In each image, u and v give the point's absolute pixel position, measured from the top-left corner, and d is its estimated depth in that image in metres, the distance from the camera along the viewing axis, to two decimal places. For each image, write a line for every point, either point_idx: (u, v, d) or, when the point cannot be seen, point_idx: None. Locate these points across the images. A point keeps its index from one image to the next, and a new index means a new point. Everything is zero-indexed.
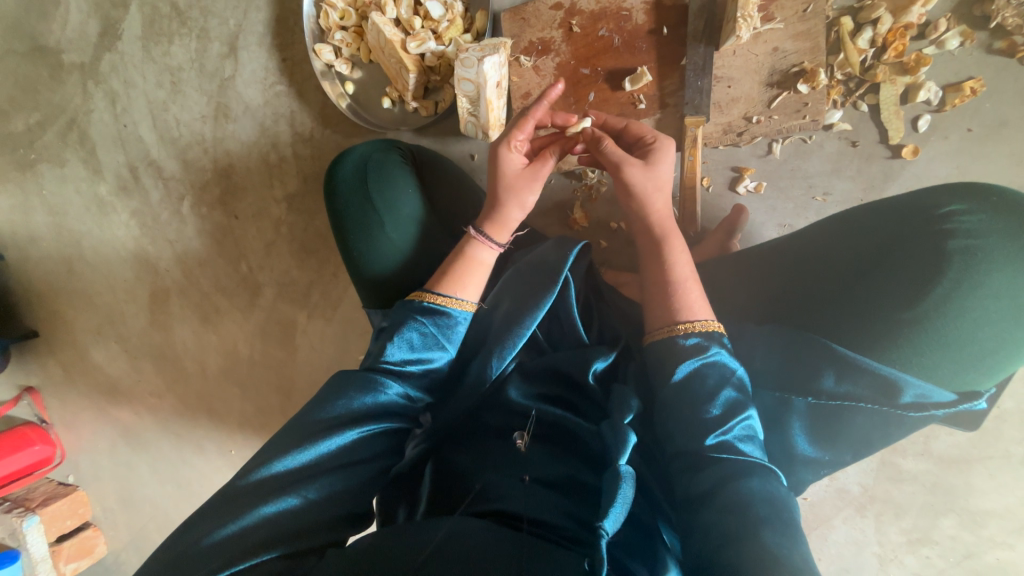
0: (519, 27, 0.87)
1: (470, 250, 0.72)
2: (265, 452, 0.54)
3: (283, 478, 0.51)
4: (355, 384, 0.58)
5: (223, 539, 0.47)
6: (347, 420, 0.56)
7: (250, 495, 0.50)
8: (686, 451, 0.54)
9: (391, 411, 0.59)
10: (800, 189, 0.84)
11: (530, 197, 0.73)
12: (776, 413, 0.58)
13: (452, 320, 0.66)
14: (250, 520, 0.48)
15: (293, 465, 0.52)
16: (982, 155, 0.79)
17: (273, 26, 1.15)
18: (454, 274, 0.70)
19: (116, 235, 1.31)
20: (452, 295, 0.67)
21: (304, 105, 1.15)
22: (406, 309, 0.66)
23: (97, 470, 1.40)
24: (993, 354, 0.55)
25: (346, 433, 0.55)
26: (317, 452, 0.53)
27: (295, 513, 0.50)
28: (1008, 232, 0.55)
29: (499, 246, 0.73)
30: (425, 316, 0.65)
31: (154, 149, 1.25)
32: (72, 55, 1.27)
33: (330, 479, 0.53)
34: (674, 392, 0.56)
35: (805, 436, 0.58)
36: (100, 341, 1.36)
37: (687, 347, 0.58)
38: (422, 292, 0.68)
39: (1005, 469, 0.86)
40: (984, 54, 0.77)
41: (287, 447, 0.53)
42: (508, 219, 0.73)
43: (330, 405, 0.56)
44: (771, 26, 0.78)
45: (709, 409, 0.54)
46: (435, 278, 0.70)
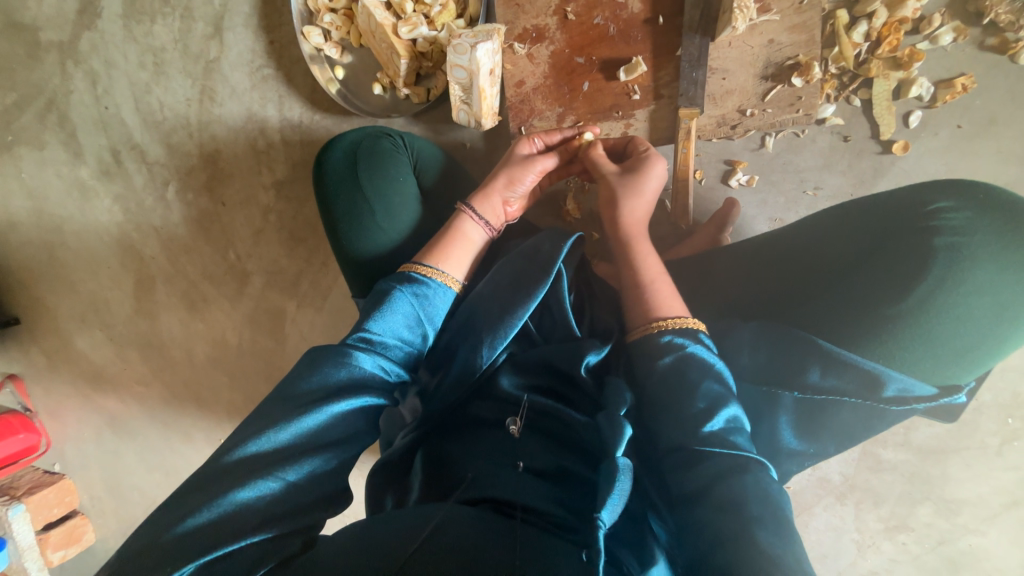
0: (513, 14, 0.85)
1: (458, 224, 0.74)
2: (241, 434, 0.53)
3: (260, 460, 0.51)
4: (330, 357, 0.57)
5: (199, 526, 0.47)
6: (328, 395, 0.55)
7: (223, 480, 0.49)
8: (676, 446, 0.54)
9: (369, 385, 0.58)
10: (792, 183, 0.84)
11: (518, 180, 0.77)
12: (764, 408, 0.59)
13: (429, 289, 0.67)
14: (225, 507, 0.48)
15: (268, 447, 0.52)
16: (970, 152, 0.80)
17: (261, 7, 1.11)
18: (440, 248, 0.72)
19: (100, 220, 1.28)
20: (433, 266, 0.69)
21: (292, 89, 1.12)
22: (384, 283, 0.66)
23: (84, 459, 1.39)
24: (972, 349, 0.57)
25: (324, 409, 0.54)
26: (294, 432, 0.53)
27: (274, 496, 0.50)
28: (993, 229, 0.55)
29: (484, 227, 0.76)
30: (403, 284, 0.66)
31: (137, 133, 1.22)
32: (49, 32, 1.22)
33: (309, 461, 0.52)
34: (660, 382, 0.57)
35: (792, 430, 0.58)
36: (84, 328, 1.33)
37: (663, 344, 0.59)
38: (406, 265, 0.69)
39: (981, 458, 0.88)
40: (975, 51, 0.77)
41: (263, 429, 0.53)
42: (492, 197, 0.77)
43: (305, 381, 0.56)
44: (767, 18, 0.77)
45: (695, 403, 0.55)
46: (421, 252, 0.72)
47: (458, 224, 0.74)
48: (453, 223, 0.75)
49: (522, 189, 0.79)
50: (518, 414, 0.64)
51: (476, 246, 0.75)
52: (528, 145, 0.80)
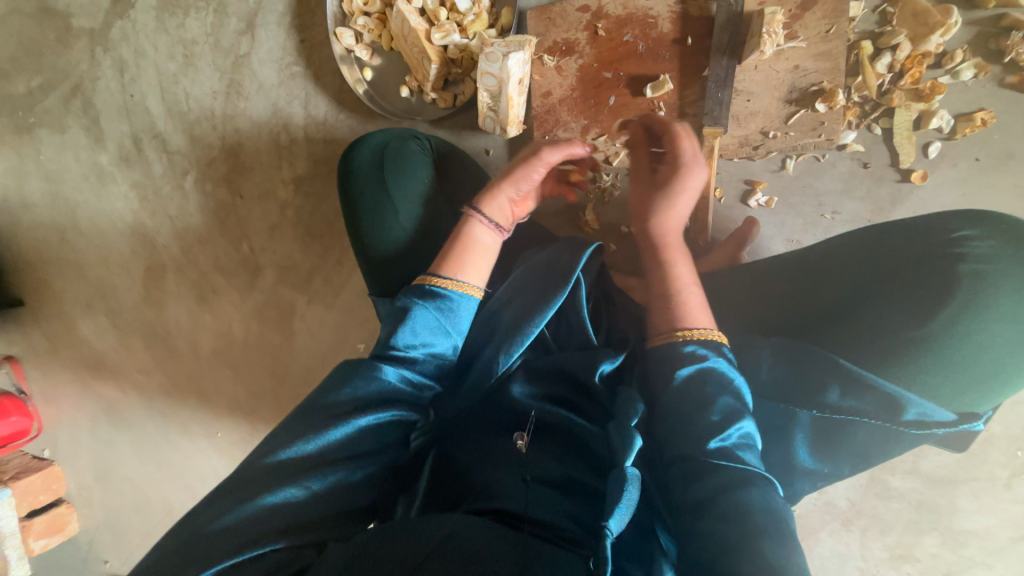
0: (544, 26, 0.88)
1: (468, 230, 0.73)
2: (271, 440, 0.53)
3: (288, 467, 0.51)
4: (361, 372, 0.58)
5: (226, 528, 0.46)
6: (356, 408, 0.55)
7: (253, 484, 0.49)
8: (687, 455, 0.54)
9: (397, 399, 0.58)
10: (810, 206, 0.85)
11: (521, 179, 0.76)
12: (782, 424, 0.59)
13: (457, 304, 0.66)
14: (252, 511, 0.48)
15: (298, 455, 0.51)
16: (988, 185, 0.80)
17: (293, 6, 1.13)
18: (454, 257, 0.70)
19: (115, 206, 1.28)
20: (454, 278, 0.68)
21: (319, 87, 1.14)
22: (406, 300, 0.65)
23: (76, 446, 1.37)
24: (991, 376, 0.57)
25: (354, 421, 0.54)
26: (323, 443, 0.52)
27: (298, 503, 0.49)
28: (1014, 258, 0.56)
29: (495, 228, 0.74)
30: (426, 302, 0.64)
31: (160, 122, 1.23)
32: (82, 20, 1.24)
33: (336, 472, 0.52)
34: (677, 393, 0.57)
35: (807, 448, 0.59)
36: (88, 313, 1.33)
37: (686, 353, 0.59)
38: (425, 279, 0.68)
39: (989, 491, 0.88)
40: (996, 87, 0.77)
41: (293, 438, 0.52)
42: (499, 197, 0.76)
43: (337, 392, 0.56)
44: (794, 44, 0.78)
45: (712, 414, 0.55)
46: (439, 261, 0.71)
47: (467, 229, 0.73)
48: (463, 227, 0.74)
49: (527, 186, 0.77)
50: (525, 428, 0.64)
51: (491, 251, 0.73)
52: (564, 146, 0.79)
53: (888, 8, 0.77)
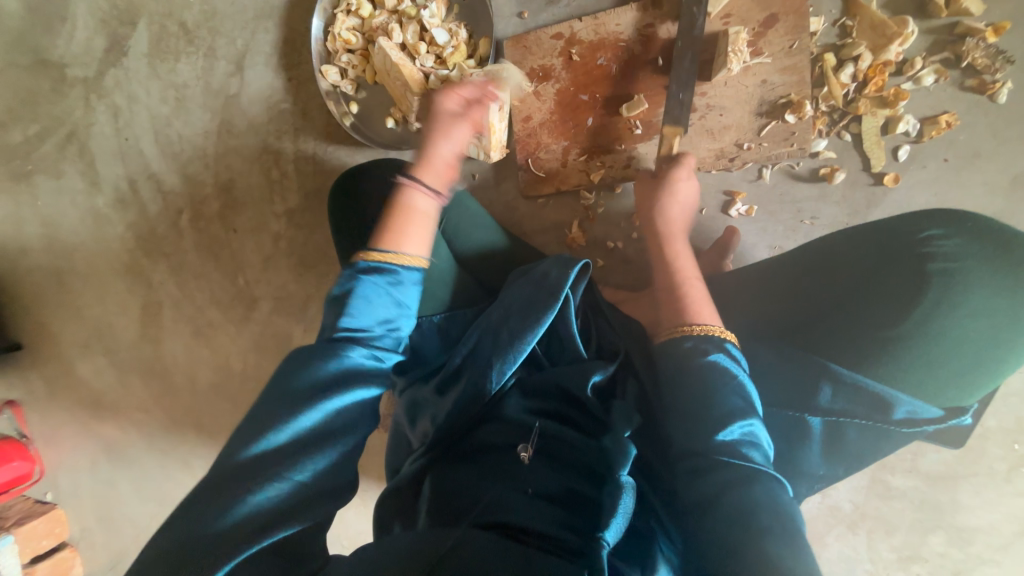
0: (521, 54, 0.92)
1: (405, 199, 0.66)
2: (241, 436, 0.50)
3: (265, 462, 0.48)
4: (318, 353, 0.54)
5: (215, 538, 0.44)
6: (327, 387, 0.53)
7: (234, 485, 0.47)
8: (688, 454, 0.55)
9: (366, 376, 0.56)
10: (789, 213, 0.86)
11: (433, 156, 0.70)
12: (790, 432, 0.60)
13: (406, 281, 0.62)
14: (238, 516, 0.46)
15: (274, 449, 0.49)
16: (960, 183, 0.81)
17: (280, 47, 1.17)
18: (396, 227, 0.64)
19: (111, 247, 1.30)
20: (392, 248, 0.62)
21: (307, 122, 1.17)
22: (354, 278, 0.59)
23: (77, 488, 1.36)
24: (974, 372, 0.58)
25: (330, 400, 0.52)
26: (298, 431, 0.50)
27: (285, 496, 0.48)
28: (981, 254, 0.58)
29: (432, 194, 0.67)
30: (375, 268, 0.60)
31: (154, 163, 1.26)
32: (76, 69, 1.28)
33: (317, 458, 0.50)
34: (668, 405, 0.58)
35: (816, 453, 0.59)
36: (86, 353, 1.34)
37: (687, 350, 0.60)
38: (370, 250, 0.62)
39: (990, 486, 0.88)
40: (956, 91, 0.79)
41: (261, 430, 0.49)
42: (434, 162, 0.70)
43: (302, 374, 0.53)
44: (760, 60, 0.80)
45: (711, 412, 0.55)
46: (377, 232, 0.64)
47: (402, 197, 0.67)
48: (400, 196, 0.67)
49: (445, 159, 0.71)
50: (528, 441, 0.64)
51: (429, 217, 0.67)
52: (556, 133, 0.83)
53: (846, 23, 0.79)
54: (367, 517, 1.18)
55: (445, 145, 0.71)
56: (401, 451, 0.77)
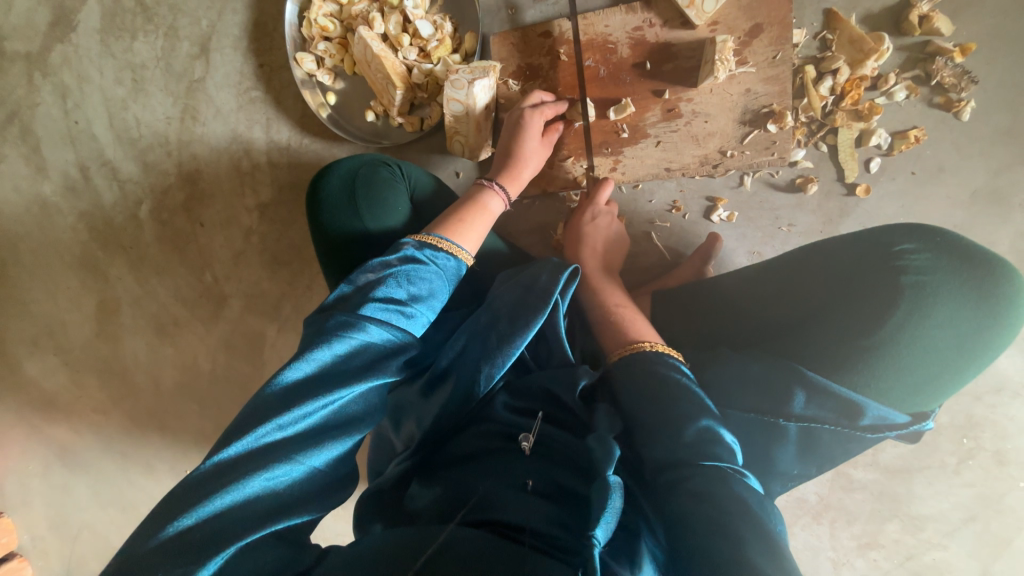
0: (508, 52, 0.90)
1: (484, 198, 0.79)
2: (247, 418, 0.51)
3: (272, 446, 0.49)
4: (335, 334, 0.56)
5: (219, 516, 0.46)
6: (342, 374, 0.54)
7: (239, 469, 0.48)
8: (670, 465, 0.53)
9: (382, 358, 0.58)
10: (767, 219, 0.89)
11: (520, 169, 0.83)
12: (769, 438, 0.60)
13: (455, 271, 0.71)
14: (244, 495, 0.47)
15: (282, 434, 0.50)
16: (925, 196, 0.85)
17: (250, 30, 1.10)
18: (464, 218, 0.76)
19: (61, 238, 1.21)
20: (450, 240, 0.72)
21: (281, 112, 1.11)
22: (419, 250, 0.68)
23: (27, 494, 1.27)
24: (937, 380, 0.62)
25: (341, 390, 0.53)
26: (311, 418, 0.52)
27: (291, 484, 0.49)
28: (949, 269, 0.62)
29: (505, 200, 0.81)
30: (425, 252, 0.68)
31: (109, 149, 1.17)
32: (16, 43, 1.16)
33: (326, 449, 0.52)
34: (642, 403, 0.59)
35: (790, 454, 0.61)
36: (34, 352, 1.24)
37: (631, 361, 0.64)
38: (424, 235, 0.71)
39: (941, 477, 0.94)
40: (925, 107, 0.83)
41: (269, 414, 0.50)
42: (520, 174, 0.83)
43: (314, 358, 0.54)
44: (745, 69, 0.81)
45: (683, 402, 0.58)
46: (438, 224, 0.75)
47: (480, 194, 0.79)
48: (471, 199, 0.79)
49: (525, 176, 0.84)
50: (530, 431, 0.64)
51: (494, 218, 0.79)
52: (549, 130, 0.85)
53: (828, 35, 0.82)
54: (345, 519, 1.16)
55: (527, 170, 0.84)
56: (385, 454, 0.74)
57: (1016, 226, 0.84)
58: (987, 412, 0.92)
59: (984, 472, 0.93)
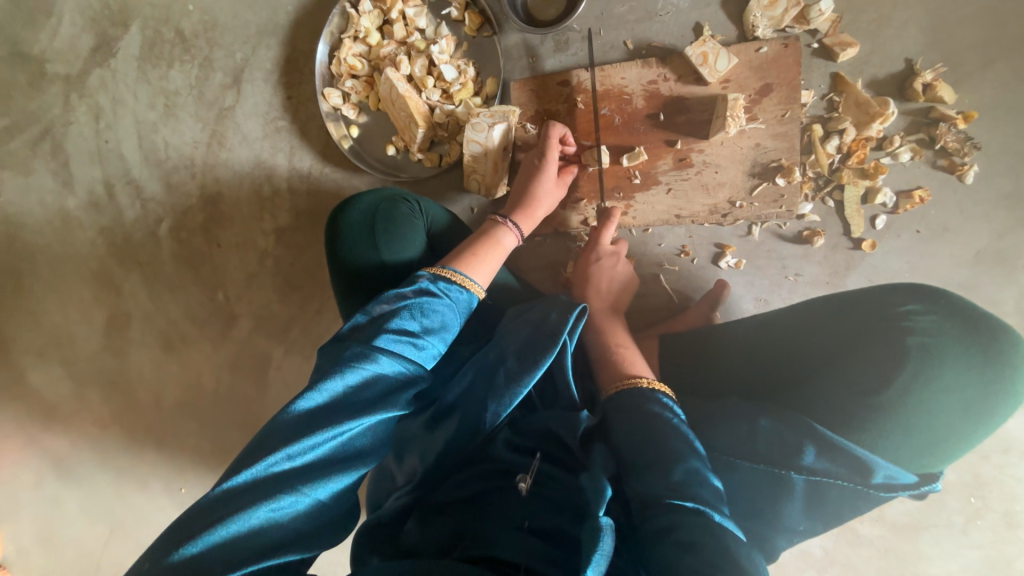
0: (527, 97, 0.94)
1: (498, 235, 0.81)
2: (258, 446, 0.52)
3: (279, 476, 0.50)
4: (349, 366, 0.57)
5: (222, 545, 0.46)
6: (352, 406, 0.55)
7: (245, 498, 0.48)
8: (651, 503, 0.55)
9: (392, 391, 0.59)
10: (775, 268, 0.90)
11: (534, 208, 0.86)
12: (777, 491, 0.60)
13: (466, 304, 0.72)
14: (249, 525, 0.47)
15: (289, 464, 0.51)
16: (929, 254, 0.87)
17: (282, 65, 1.15)
18: (476, 252, 0.78)
19: (81, 252, 1.24)
20: (463, 274, 0.74)
21: (304, 142, 1.15)
22: (433, 282, 0.70)
23: (18, 506, 1.26)
24: (945, 442, 0.62)
25: (350, 423, 0.54)
26: (318, 449, 0.52)
27: (294, 516, 0.50)
28: (953, 332, 0.63)
29: (518, 236, 0.83)
30: (440, 285, 0.70)
31: (136, 168, 1.21)
32: (57, 65, 1.22)
33: (331, 481, 0.52)
34: (635, 443, 0.61)
35: (799, 510, 0.60)
36: (41, 362, 1.25)
37: (627, 400, 0.66)
38: (439, 268, 0.73)
39: (948, 537, 0.93)
40: (929, 169, 0.85)
41: (279, 443, 0.51)
42: (532, 212, 0.85)
43: (328, 390, 0.55)
44: (755, 125, 0.84)
45: (672, 441, 0.59)
46: (453, 257, 0.77)
47: (494, 230, 0.81)
48: (486, 233, 0.81)
49: (539, 214, 0.87)
50: (528, 471, 0.65)
51: (506, 253, 0.81)
52: (564, 173, 0.89)
53: (834, 97, 0.85)
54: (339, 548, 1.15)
55: (540, 210, 0.86)
56: (384, 484, 0.73)
57: (1019, 287, 0.86)
58: (994, 471, 0.91)
59: (993, 533, 0.91)
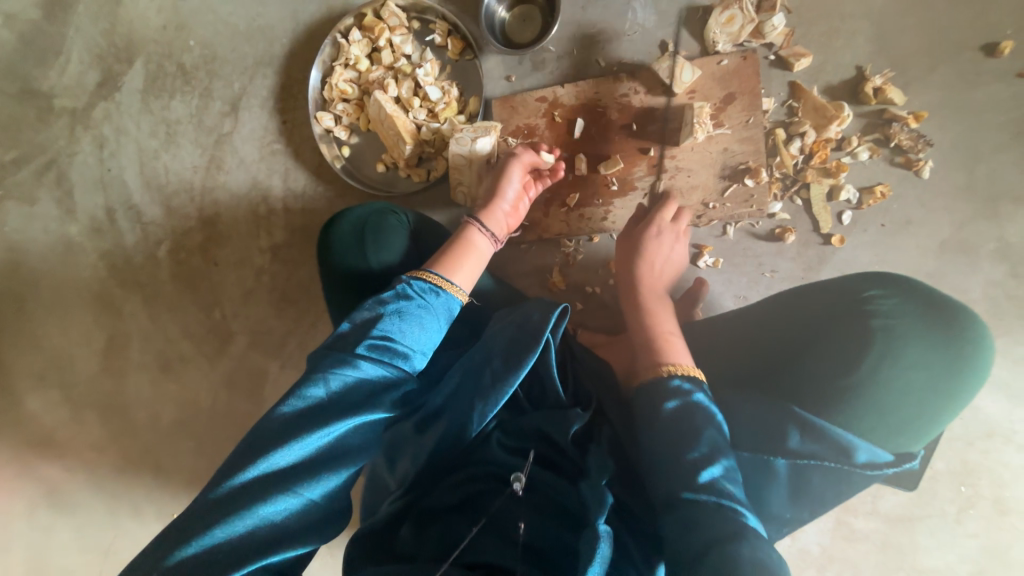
0: (508, 113, 1.00)
1: (472, 235, 0.82)
2: (247, 450, 0.53)
3: (269, 478, 0.51)
4: (334, 372, 0.59)
5: (217, 545, 0.48)
6: (336, 409, 0.57)
7: (235, 501, 0.50)
8: (670, 492, 0.56)
9: (376, 394, 0.61)
10: (751, 265, 0.94)
11: (506, 202, 0.87)
12: (765, 482, 0.62)
13: (446, 309, 0.73)
14: (241, 526, 0.49)
15: (278, 466, 0.52)
16: (896, 246, 0.91)
17: (277, 92, 1.22)
18: (452, 255, 0.79)
19: (81, 277, 1.27)
20: (442, 275, 0.75)
21: (298, 163, 1.20)
22: (413, 284, 0.71)
23: (8, 537, 1.25)
24: (918, 422, 0.64)
25: (335, 424, 0.56)
26: (305, 451, 0.54)
27: (285, 516, 0.51)
28: (915, 312, 0.66)
29: (491, 239, 0.84)
30: (418, 288, 0.71)
31: (137, 194, 1.26)
32: (65, 100, 1.28)
33: (320, 481, 0.54)
34: (667, 438, 0.60)
35: (785, 497, 0.62)
36: (39, 387, 1.26)
37: (674, 388, 0.64)
38: (418, 270, 0.74)
39: (944, 528, 0.93)
40: (888, 166, 0.90)
41: (267, 447, 0.53)
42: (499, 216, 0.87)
43: (313, 396, 0.57)
44: (722, 131, 0.90)
45: (695, 447, 0.58)
46: (434, 261, 0.78)
47: (467, 232, 0.82)
48: (462, 235, 0.82)
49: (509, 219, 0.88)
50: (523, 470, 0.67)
51: (482, 256, 0.82)
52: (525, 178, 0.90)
53: (794, 102, 0.91)
54: (335, 567, 1.13)
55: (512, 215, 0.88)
56: (378, 493, 0.72)
57: (983, 275, 0.89)
58: (981, 457, 0.92)
59: (986, 522, 0.92)
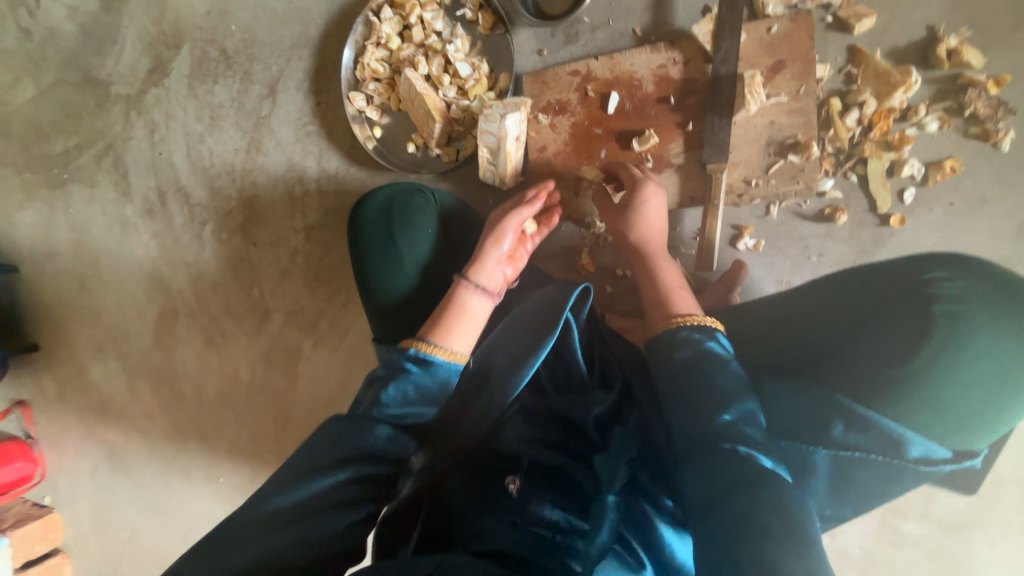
0: (539, 89, 0.96)
1: (464, 297, 0.73)
2: (267, 487, 0.55)
3: (280, 515, 0.52)
4: (348, 424, 0.60)
5: (227, 572, 0.48)
6: (345, 455, 0.57)
7: (250, 532, 0.51)
8: (691, 450, 0.55)
9: (385, 451, 0.60)
10: (796, 248, 0.88)
11: (501, 239, 0.77)
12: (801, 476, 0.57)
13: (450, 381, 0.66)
14: (251, 556, 0.49)
15: (290, 503, 0.53)
16: (965, 228, 0.83)
17: (312, 74, 1.24)
18: (444, 320, 0.71)
19: (135, 255, 1.35)
20: (434, 343, 0.67)
21: (332, 144, 1.22)
22: (407, 360, 0.65)
23: (76, 493, 1.37)
24: (983, 418, 0.59)
25: (344, 469, 0.56)
26: (315, 490, 0.54)
27: (289, 553, 0.50)
28: (984, 295, 0.60)
29: (484, 295, 0.74)
30: (416, 362, 0.65)
31: (184, 176, 1.32)
32: (119, 87, 1.36)
33: (326, 522, 0.53)
34: (677, 395, 0.59)
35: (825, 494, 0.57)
36: (100, 357, 1.37)
37: (685, 339, 0.63)
38: (410, 340, 0.67)
39: (1006, 538, 0.85)
40: (960, 138, 0.81)
41: (285, 484, 0.55)
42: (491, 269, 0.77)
43: (328, 439, 0.58)
44: (776, 99, 0.83)
45: (718, 408, 0.56)
46: (427, 328, 0.70)
47: (457, 294, 0.74)
48: (453, 297, 0.74)
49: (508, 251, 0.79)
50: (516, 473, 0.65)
51: (479, 318, 0.73)
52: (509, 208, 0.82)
53: (852, 69, 0.83)
54: None
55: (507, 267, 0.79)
56: None
57: None
58: None
59: None
